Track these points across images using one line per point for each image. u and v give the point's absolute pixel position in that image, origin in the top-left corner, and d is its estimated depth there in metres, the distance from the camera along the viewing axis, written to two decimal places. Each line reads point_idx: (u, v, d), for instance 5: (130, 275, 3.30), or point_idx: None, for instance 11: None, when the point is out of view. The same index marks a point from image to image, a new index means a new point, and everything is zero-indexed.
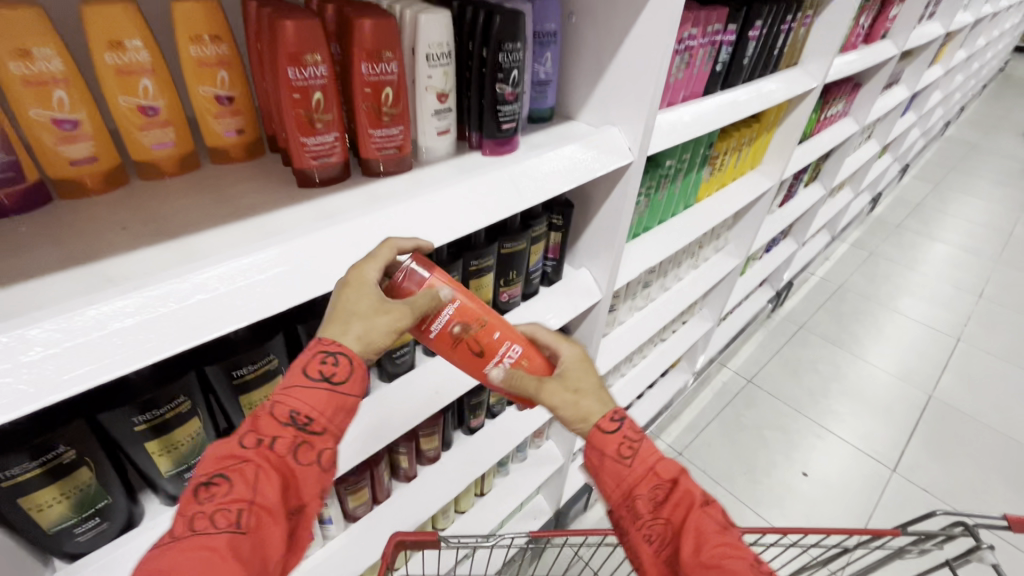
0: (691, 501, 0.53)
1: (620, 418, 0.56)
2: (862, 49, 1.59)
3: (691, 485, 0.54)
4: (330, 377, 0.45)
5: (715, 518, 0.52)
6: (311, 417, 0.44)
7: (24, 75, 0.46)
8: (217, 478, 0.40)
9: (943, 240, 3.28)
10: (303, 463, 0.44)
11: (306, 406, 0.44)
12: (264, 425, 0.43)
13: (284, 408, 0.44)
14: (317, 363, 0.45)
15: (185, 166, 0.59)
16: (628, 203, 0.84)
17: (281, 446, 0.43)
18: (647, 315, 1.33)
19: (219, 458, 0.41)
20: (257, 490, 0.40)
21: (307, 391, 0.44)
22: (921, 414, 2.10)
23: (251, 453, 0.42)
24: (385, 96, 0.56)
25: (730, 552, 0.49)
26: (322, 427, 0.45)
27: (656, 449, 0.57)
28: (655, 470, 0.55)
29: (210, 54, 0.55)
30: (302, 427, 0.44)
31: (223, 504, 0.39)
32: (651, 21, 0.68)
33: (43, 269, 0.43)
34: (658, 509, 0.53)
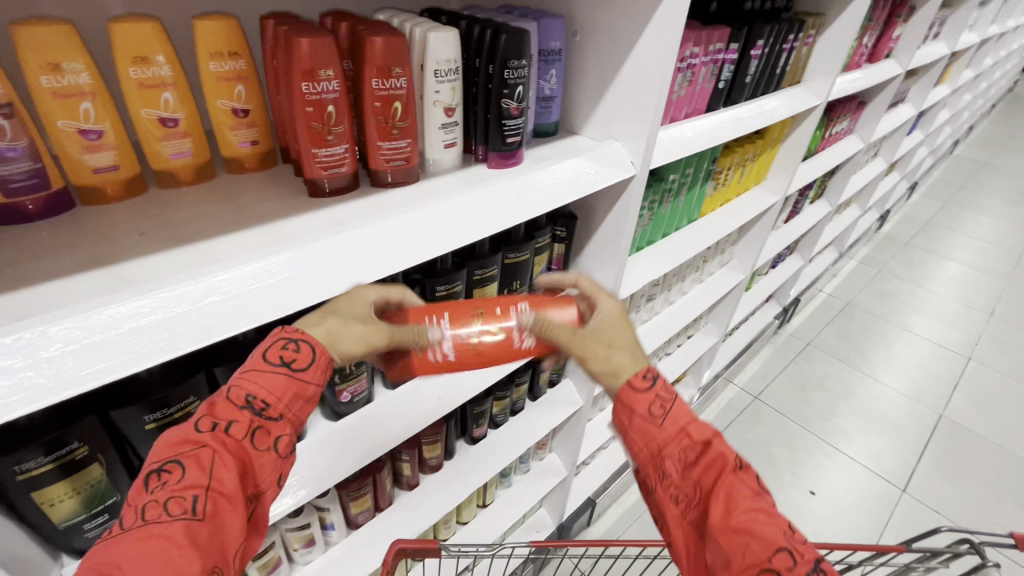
0: (724, 466, 0.52)
1: (652, 376, 0.57)
2: (866, 68, 1.61)
3: (724, 451, 0.53)
4: (290, 362, 0.49)
5: (749, 485, 0.51)
6: (267, 403, 0.47)
7: (54, 88, 0.48)
8: (170, 464, 0.41)
9: (953, 258, 3.25)
10: (258, 448, 0.46)
11: (263, 391, 0.47)
12: (219, 410, 0.45)
13: (239, 393, 0.46)
14: (277, 348, 0.49)
15: (201, 176, 0.62)
16: (631, 216, 0.85)
17: (237, 430, 0.45)
18: (651, 328, 1.34)
19: (172, 445, 0.42)
20: (214, 474, 0.42)
21: (263, 376, 0.48)
22: (931, 434, 2.07)
23: (207, 437, 0.43)
24: (394, 110, 0.59)
25: (762, 518, 0.48)
26: (278, 413, 0.48)
27: (690, 411, 0.56)
28: (687, 432, 0.54)
29: (228, 70, 0.57)
30: (258, 412, 0.47)
31: (176, 491, 0.40)
32: (653, 40, 0.71)
33: (64, 271, 0.45)
34: (687, 470, 0.53)
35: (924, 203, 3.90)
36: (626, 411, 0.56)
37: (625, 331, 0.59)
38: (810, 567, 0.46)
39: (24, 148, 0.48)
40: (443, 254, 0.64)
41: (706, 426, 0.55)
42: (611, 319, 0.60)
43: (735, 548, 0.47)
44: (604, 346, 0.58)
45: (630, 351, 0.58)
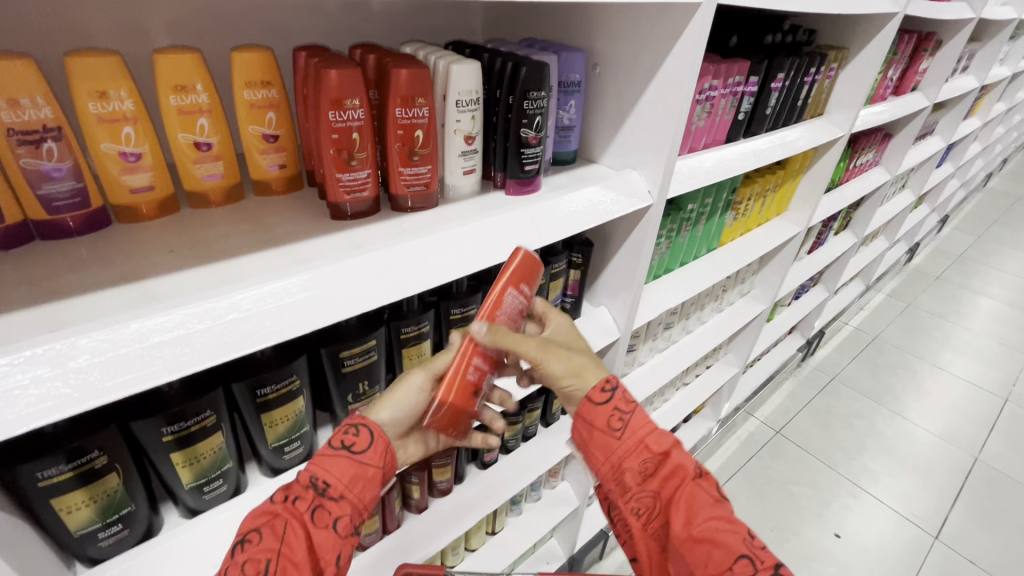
0: (682, 477, 0.60)
1: (611, 388, 0.63)
2: (891, 100, 1.60)
3: (682, 461, 0.61)
4: (350, 447, 0.57)
5: (707, 492, 0.59)
6: (331, 484, 0.55)
7: (100, 113, 0.51)
8: (250, 532, 0.50)
9: (986, 294, 3.14)
10: (321, 524, 0.53)
11: (325, 472, 0.55)
12: (293, 487, 0.54)
13: (310, 472, 0.54)
14: (341, 436, 0.57)
15: (230, 197, 0.64)
16: (648, 244, 0.85)
17: (302, 504, 0.53)
18: (668, 358, 1.32)
19: (255, 515, 0.52)
20: (283, 541, 0.51)
21: (328, 458, 0.55)
22: (966, 478, 1.97)
23: (280, 508, 0.52)
24: (416, 138, 0.61)
25: (720, 525, 0.56)
26: (339, 494, 0.55)
27: (646, 425, 0.63)
28: (647, 446, 0.62)
29: (261, 97, 0.60)
30: (321, 491, 0.54)
31: (253, 554, 0.49)
32: (671, 73, 0.72)
33: (98, 285, 0.47)
34: (649, 481, 0.61)
35: (956, 237, 3.79)
36: (588, 427, 0.65)
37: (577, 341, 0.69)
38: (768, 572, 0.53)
39: (69, 169, 0.52)
40: (459, 278, 0.65)
41: (663, 438, 0.62)
42: (563, 332, 0.69)
43: (699, 556, 0.55)
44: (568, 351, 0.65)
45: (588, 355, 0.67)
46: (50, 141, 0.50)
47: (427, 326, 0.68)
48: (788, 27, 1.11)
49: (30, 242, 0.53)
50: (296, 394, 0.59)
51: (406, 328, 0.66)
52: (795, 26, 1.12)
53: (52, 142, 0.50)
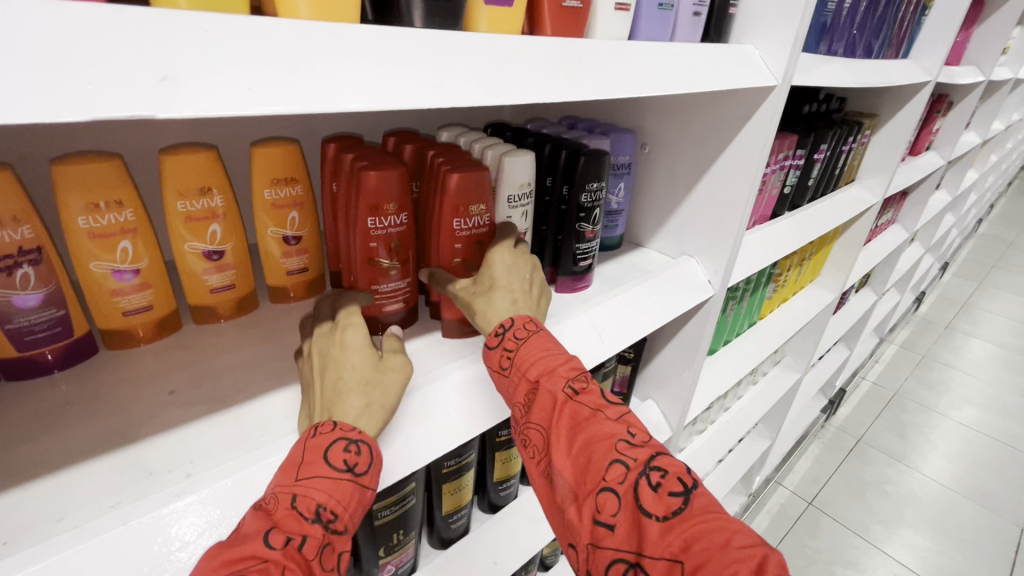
0: (557, 398, 0.45)
1: (503, 330, 0.47)
2: (912, 160, 1.57)
3: (559, 381, 0.46)
4: (354, 466, 0.37)
5: (587, 406, 0.45)
6: (334, 514, 0.36)
7: (92, 228, 0.42)
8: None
9: (1001, 342, 3.07)
10: (323, 571, 0.35)
11: (333, 499, 0.36)
12: (284, 523, 0.33)
13: (306, 502, 0.34)
14: (339, 451, 0.37)
15: (241, 308, 0.55)
16: (707, 336, 0.76)
17: (307, 548, 0.34)
18: (709, 441, 1.22)
19: (234, 558, 0.31)
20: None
21: (330, 481, 0.36)
22: (1017, 552, 1.82)
23: (277, 556, 0.32)
24: (471, 249, 0.52)
25: (595, 436, 0.42)
26: (343, 527, 0.36)
27: (539, 349, 0.47)
28: (524, 373, 0.46)
29: (284, 197, 0.52)
30: (327, 526, 0.35)
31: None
32: (736, 160, 0.65)
33: (77, 457, 0.37)
34: (530, 413, 0.47)
35: (959, 283, 3.76)
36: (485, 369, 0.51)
37: (505, 271, 0.50)
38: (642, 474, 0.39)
39: (48, 294, 0.42)
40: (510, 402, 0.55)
41: (541, 359, 0.46)
42: (485, 267, 0.50)
43: (577, 477, 0.42)
44: (470, 299, 0.50)
45: (505, 295, 0.49)
46: (26, 266, 0.40)
47: (471, 455, 0.58)
48: (823, 96, 1.07)
49: None
50: None
51: (447, 462, 0.56)
52: (828, 95, 1.09)
53: (29, 266, 0.40)
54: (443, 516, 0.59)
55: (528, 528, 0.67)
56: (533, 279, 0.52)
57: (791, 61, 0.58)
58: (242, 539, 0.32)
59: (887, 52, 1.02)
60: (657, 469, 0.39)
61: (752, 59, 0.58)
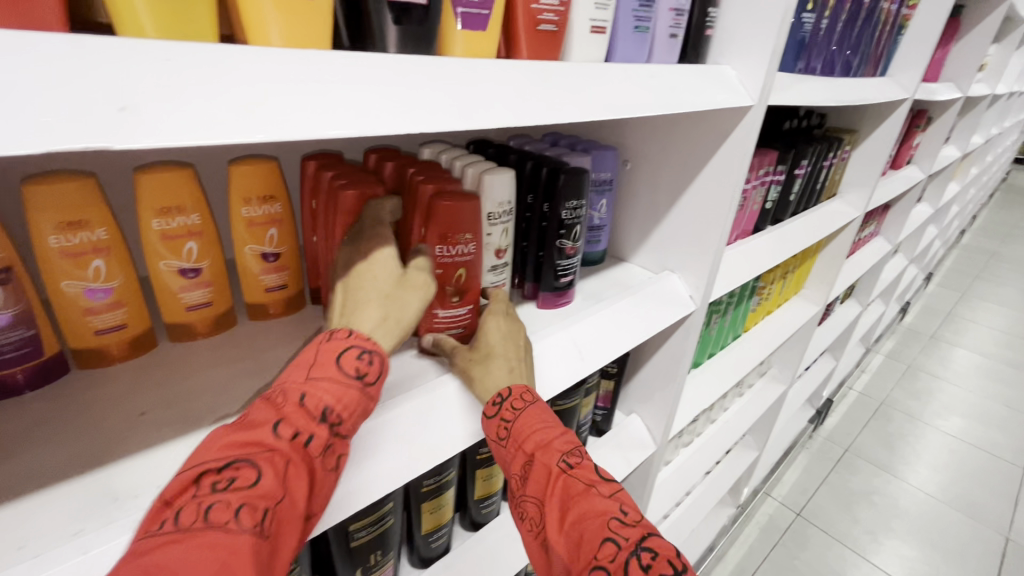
0: (551, 473, 0.45)
1: (501, 400, 0.48)
2: (893, 174, 1.60)
3: (553, 454, 0.46)
4: (363, 376, 0.39)
5: (581, 480, 0.44)
6: (340, 418, 0.38)
7: (63, 247, 0.42)
8: (242, 465, 0.32)
9: (984, 351, 3.11)
10: (325, 469, 0.37)
11: (338, 404, 0.37)
12: (292, 418, 0.35)
13: (314, 401, 0.36)
14: (351, 357, 0.39)
15: (219, 326, 0.54)
16: (689, 351, 0.77)
17: (312, 445, 0.36)
18: (695, 454, 1.22)
19: (242, 444, 0.33)
20: (284, 488, 0.34)
21: (339, 386, 0.37)
22: (1001, 562, 1.83)
23: (282, 447, 0.34)
24: (457, 276, 0.51)
25: (587, 512, 0.42)
26: (347, 431, 0.38)
27: (536, 423, 0.48)
28: (519, 446, 0.48)
29: (262, 214, 0.52)
30: (331, 428, 0.37)
31: (249, 496, 0.32)
32: (715, 177, 0.66)
33: (41, 482, 0.36)
34: (526, 486, 0.47)
35: (943, 293, 3.81)
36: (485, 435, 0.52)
37: (501, 339, 0.51)
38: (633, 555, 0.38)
39: (17, 314, 0.41)
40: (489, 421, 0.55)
41: (536, 432, 0.47)
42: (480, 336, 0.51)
43: (570, 554, 0.42)
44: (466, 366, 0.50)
45: (502, 363, 0.50)
46: None
47: (450, 474, 0.58)
48: (803, 113, 1.09)
49: None
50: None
51: (427, 481, 0.56)
52: (809, 111, 1.11)
53: None
54: (422, 535, 0.59)
55: (511, 546, 0.66)
56: (525, 349, 0.53)
57: (767, 81, 0.59)
58: (250, 426, 0.34)
59: (865, 70, 1.05)
60: (648, 550, 0.38)
61: (728, 79, 0.59)
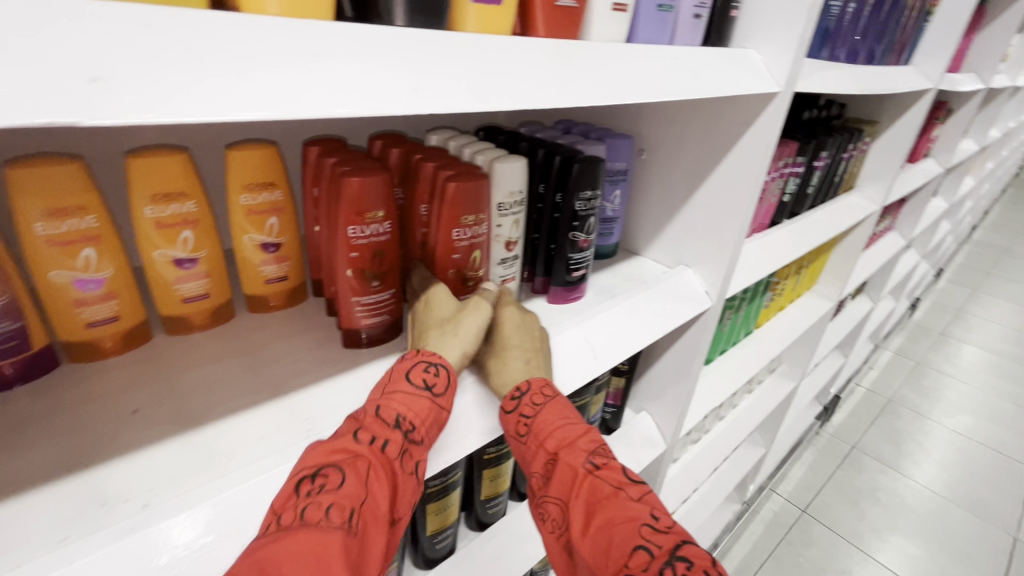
0: (576, 473, 0.44)
1: (520, 392, 0.46)
2: (910, 167, 1.56)
3: (577, 454, 0.45)
4: (432, 386, 0.42)
5: (608, 483, 0.43)
6: (413, 425, 0.40)
7: (51, 236, 0.39)
8: (329, 469, 0.34)
9: (994, 349, 3.07)
10: (403, 473, 0.39)
11: (411, 412, 0.40)
12: (371, 426, 0.38)
13: (389, 411, 0.39)
14: (420, 371, 0.42)
15: (217, 319, 0.52)
16: (703, 348, 0.74)
17: (390, 450, 0.38)
18: (703, 451, 1.20)
19: (330, 450, 0.35)
20: (368, 489, 0.35)
21: (411, 398, 0.40)
22: (1009, 562, 1.81)
23: (363, 450, 0.36)
24: (473, 260, 0.50)
25: (615, 517, 0.40)
26: (421, 438, 0.41)
27: (559, 421, 0.46)
28: (541, 444, 0.46)
29: (262, 202, 0.49)
30: (406, 434, 0.39)
31: (337, 497, 0.33)
32: (736, 167, 0.63)
33: (24, 484, 0.34)
34: (549, 486, 0.45)
35: (953, 289, 3.76)
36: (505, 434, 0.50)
37: (514, 329, 0.48)
38: (666, 564, 0.36)
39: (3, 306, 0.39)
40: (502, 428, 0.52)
41: (559, 430, 0.46)
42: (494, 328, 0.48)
43: (597, 559, 0.39)
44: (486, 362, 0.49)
45: (518, 356, 0.47)
46: None
47: (456, 474, 0.56)
48: (823, 102, 1.06)
49: None
50: None
51: (431, 482, 0.54)
52: (829, 101, 1.07)
53: None
54: (427, 536, 0.57)
55: (517, 547, 0.64)
56: (542, 337, 0.50)
57: (796, 67, 0.56)
58: (336, 436, 0.37)
59: (889, 58, 1.01)
60: (683, 561, 0.36)
61: (754, 64, 0.56)
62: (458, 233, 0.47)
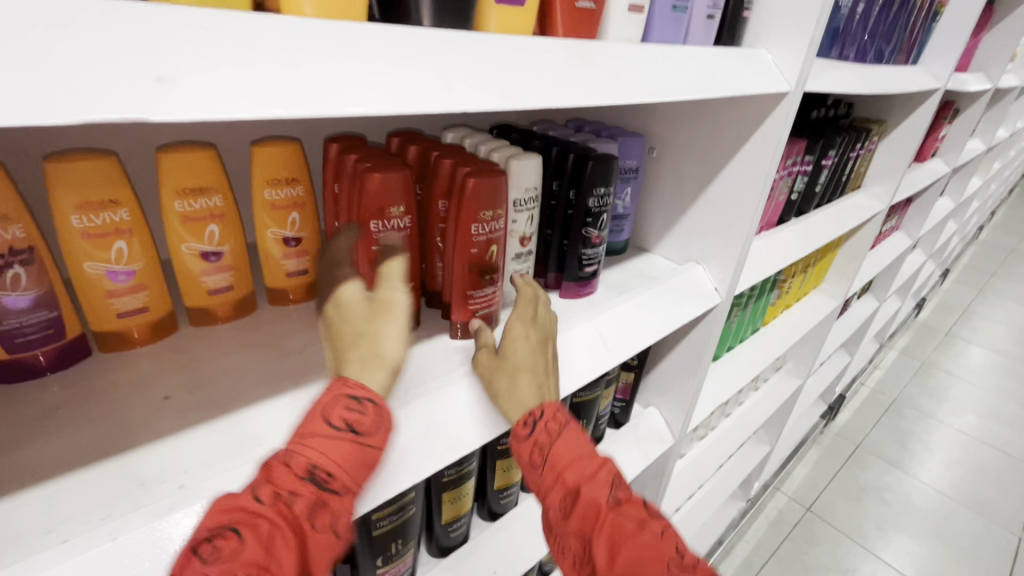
0: (599, 508, 0.44)
1: (534, 421, 0.47)
2: (917, 166, 1.56)
3: (599, 488, 0.45)
4: (353, 426, 0.36)
5: (633, 519, 0.43)
6: (331, 473, 0.35)
7: (86, 228, 0.41)
8: (224, 533, 0.31)
9: (1000, 349, 3.06)
10: (319, 529, 0.34)
11: (329, 459, 0.35)
12: (278, 479, 0.33)
13: (300, 460, 0.34)
14: (340, 410, 0.36)
15: (240, 311, 0.53)
16: (711, 344, 0.75)
17: (300, 504, 0.33)
18: (708, 447, 1.21)
19: (226, 510, 0.32)
20: (269, 557, 0.31)
21: (328, 443, 0.35)
22: (1014, 562, 1.81)
23: (264, 509, 0.32)
24: (489, 255, 0.51)
25: (643, 554, 0.41)
26: (342, 486, 0.36)
27: (577, 454, 0.47)
28: (559, 476, 0.47)
29: (285, 197, 0.51)
30: (322, 484, 0.34)
31: (226, 568, 0.30)
32: (745, 166, 0.64)
33: (65, 466, 0.36)
34: (568, 519, 0.46)
35: (960, 289, 3.75)
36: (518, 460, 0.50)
37: (528, 352, 0.49)
38: None
39: (40, 295, 0.41)
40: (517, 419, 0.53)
41: (579, 462, 0.47)
42: (509, 344, 0.48)
43: None
44: (490, 375, 0.49)
45: (530, 380, 0.48)
46: (18, 265, 0.39)
47: (471, 464, 0.58)
48: (831, 102, 1.06)
49: None
50: None
51: (448, 472, 0.55)
52: (837, 100, 1.08)
53: (20, 267, 0.39)
54: (443, 524, 0.59)
55: (529, 537, 0.65)
56: (552, 359, 0.51)
57: (806, 67, 0.57)
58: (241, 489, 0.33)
59: (897, 58, 1.01)
60: None
61: (765, 64, 0.57)
62: (475, 228, 0.49)
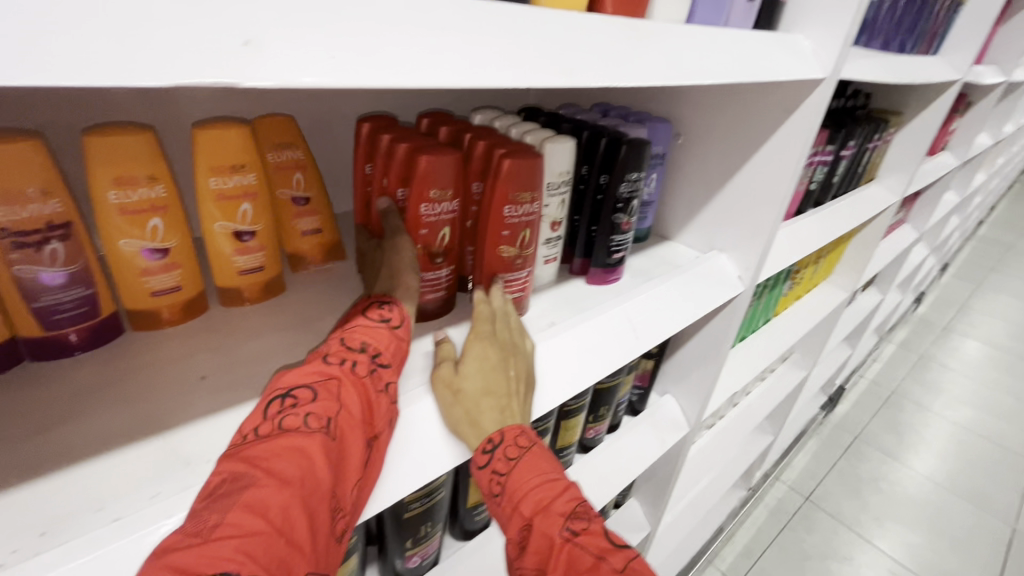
0: (553, 541, 0.40)
1: (491, 445, 0.43)
2: (928, 159, 1.56)
3: (553, 519, 0.41)
4: (388, 318, 0.42)
5: (588, 552, 0.39)
6: (380, 351, 0.40)
7: (123, 204, 0.40)
8: (304, 388, 0.34)
9: (997, 344, 3.08)
10: (379, 394, 0.38)
11: (375, 340, 0.40)
12: (337, 351, 0.38)
13: (353, 339, 0.39)
14: (376, 310, 0.42)
15: (269, 292, 0.53)
16: (732, 334, 0.75)
17: (361, 369, 0.38)
18: (717, 436, 1.22)
19: (305, 371, 0.35)
20: (344, 406, 0.35)
21: (371, 329, 0.41)
22: (1007, 552, 1.84)
23: (335, 371, 0.36)
24: (521, 238, 0.50)
25: None
26: (389, 361, 0.41)
27: (533, 482, 0.43)
28: (516, 506, 0.43)
29: (287, 159, 0.51)
30: (373, 358, 0.39)
31: (314, 408, 0.33)
32: (775, 153, 0.64)
33: (109, 444, 0.35)
34: (525, 553, 0.43)
35: (959, 284, 3.76)
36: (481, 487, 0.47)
37: (490, 374, 0.44)
38: None
39: (75, 272, 0.40)
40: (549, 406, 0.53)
41: (534, 492, 0.43)
42: (469, 367, 0.44)
43: None
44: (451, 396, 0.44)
45: (493, 407, 0.44)
46: (55, 241, 0.38)
47: None
48: (850, 92, 1.06)
49: (18, 363, 0.41)
50: (350, 552, 0.50)
51: None
52: (856, 90, 1.07)
53: (58, 242, 0.38)
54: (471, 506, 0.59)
55: None
56: (518, 377, 0.46)
57: (843, 52, 0.56)
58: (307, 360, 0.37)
59: (919, 47, 1.00)
60: None
61: (802, 49, 0.56)
62: (508, 210, 0.48)
